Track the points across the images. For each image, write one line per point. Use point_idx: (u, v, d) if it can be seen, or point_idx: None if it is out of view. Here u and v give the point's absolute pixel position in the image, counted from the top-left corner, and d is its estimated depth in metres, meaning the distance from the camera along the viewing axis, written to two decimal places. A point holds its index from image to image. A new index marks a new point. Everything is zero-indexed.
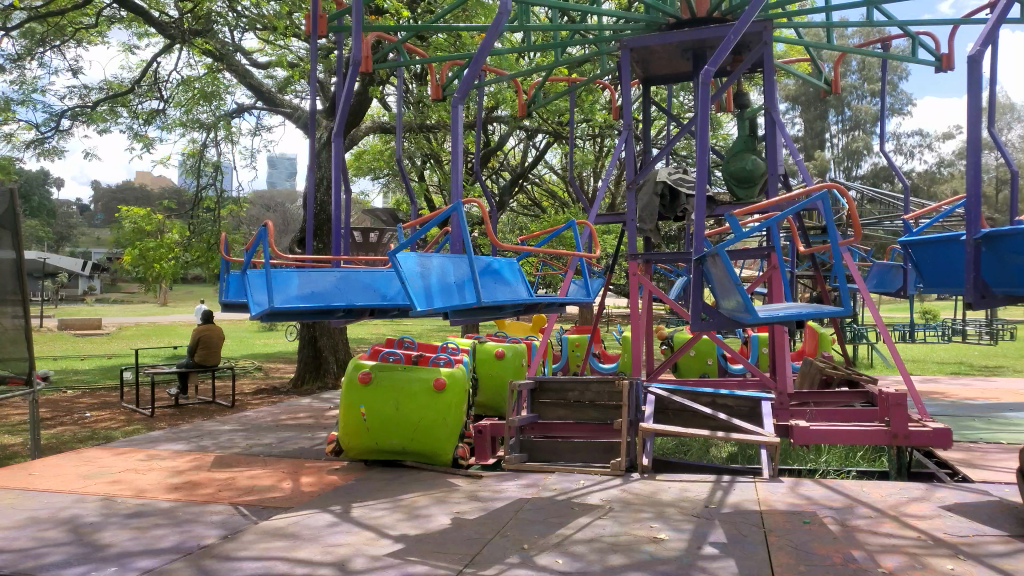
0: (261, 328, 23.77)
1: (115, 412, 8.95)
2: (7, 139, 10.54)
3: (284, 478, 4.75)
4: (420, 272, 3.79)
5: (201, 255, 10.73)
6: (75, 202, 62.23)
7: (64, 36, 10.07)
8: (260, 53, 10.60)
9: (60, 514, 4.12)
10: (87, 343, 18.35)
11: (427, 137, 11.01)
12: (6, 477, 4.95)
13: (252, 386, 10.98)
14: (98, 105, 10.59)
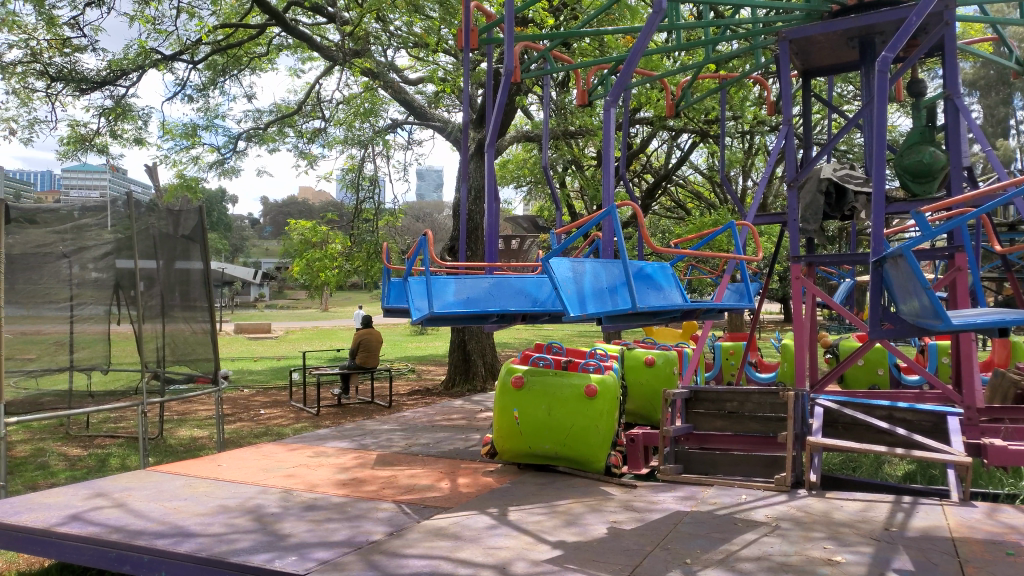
0: (413, 331, 24.81)
1: (286, 410, 9.64)
2: (194, 162, 11.64)
3: (442, 477, 4.91)
4: (572, 276, 3.78)
5: (361, 264, 11.39)
6: (247, 217, 67.87)
7: (240, 65, 10.98)
8: (411, 70, 11.06)
9: (247, 503, 4.48)
10: (260, 345, 19.91)
11: (572, 143, 11.04)
12: (199, 467, 5.44)
13: (407, 388, 11.45)
14: (269, 127, 11.47)
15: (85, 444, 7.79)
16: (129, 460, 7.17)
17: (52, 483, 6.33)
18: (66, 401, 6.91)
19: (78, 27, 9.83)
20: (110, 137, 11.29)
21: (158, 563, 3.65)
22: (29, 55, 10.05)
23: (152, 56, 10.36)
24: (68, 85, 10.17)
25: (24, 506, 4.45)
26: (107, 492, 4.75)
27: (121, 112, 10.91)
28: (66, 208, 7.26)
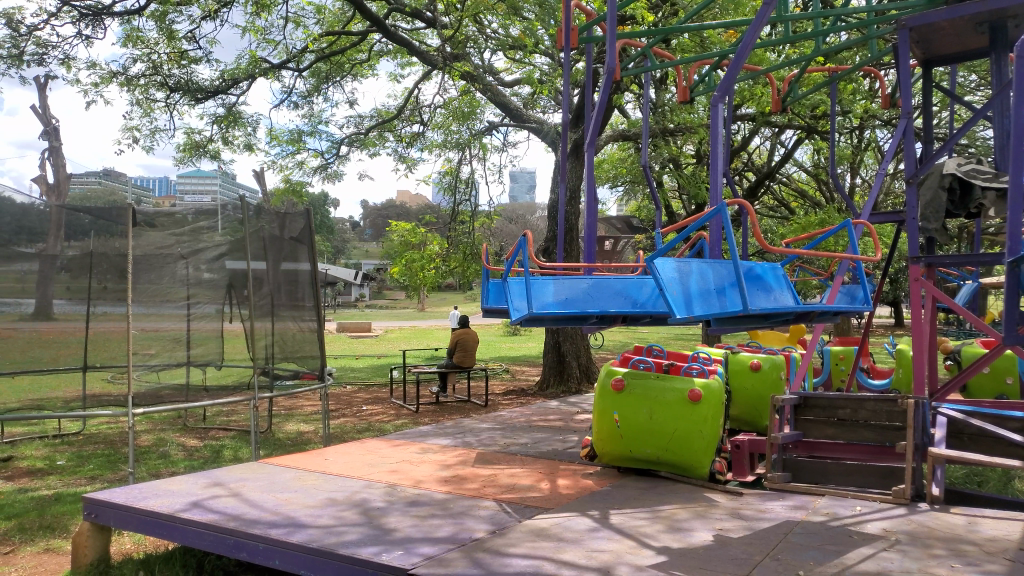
0: (506, 331, 25.01)
1: (386, 407, 9.90)
2: (300, 167, 12.12)
3: (542, 478, 4.90)
4: (678, 277, 3.70)
5: (458, 265, 11.57)
6: (347, 220, 70.22)
7: (343, 72, 11.34)
8: (507, 72, 11.14)
9: (353, 497, 4.61)
10: (361, 343, 20.56)
11: (670, 142, 10.85)
12: (308, 460, 5.65)
13: (503, 387, 11.55)
14: (370, 132, 11.81)
15: (201, 435, 8.24)
16: (241, 451, 7.54)
17: (174, 472, 6.73)
18: (185, 393, 7.36)
19: (195, 40, 10.41)
20: (222, 143, 11.89)
21: (272, 552, 3.80)
22: (150, 68, 10.70)
23: (261, 65, 10.83)
24: (185, 95, 10.79)
25: (151, 492, 4.74)
26: (224, 482, 5.00)
27: (233, 120, 11.48)
28: (181, 212, 7.58)
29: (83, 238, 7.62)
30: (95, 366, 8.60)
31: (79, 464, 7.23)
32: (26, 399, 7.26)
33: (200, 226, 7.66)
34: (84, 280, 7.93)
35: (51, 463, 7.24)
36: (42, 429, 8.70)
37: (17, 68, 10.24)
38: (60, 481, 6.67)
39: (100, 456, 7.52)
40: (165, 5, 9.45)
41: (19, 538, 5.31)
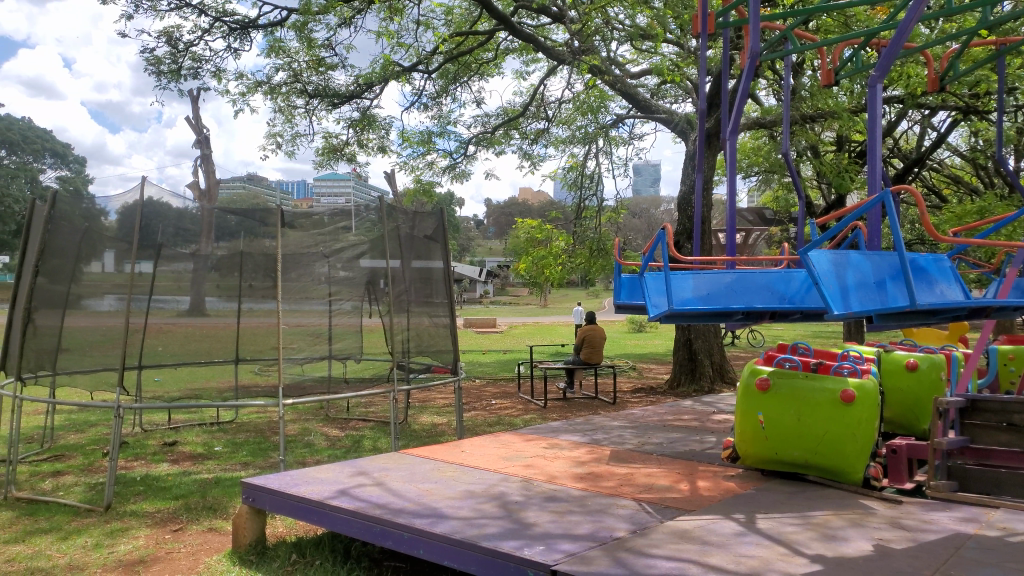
0: (631, 329, 24.75)
1: (515, 402, 9.98)
2: (429, 167, 12.49)
3: (681, 479, 4.77)
4: (834, 270, 3.50)
5: (584, 261, 11.56)
6: (471, 218, 71.74)
7: (470, 72, 11.56)
8: (634, 63, 10.98)
9: (491, 490, 4.67)
10: (486, 339, 20.93)
11: (809, 128, 10.32)
12: (445, 452, 5.78)
13: (630, 385, 11.41)
14: (496, 130, 11.96)
15: (342, 426, 8.63)
16: (380, 442, 7.83)
17: (319, 460, 7.08)
18: (325, 385, 7.73)
19: (332, 47, 10.90)
20: (357, 146, 12.40)
21: (417, 541, 3.91)
22: (292, 76, 11.29)
23: (392, 69, 11.19)
24: (323, 101, 11.34)
25: (302, 479, 4.99)
26: (368, 471, 5.19)
27: (367, 123, 11.95)
28: (318, 214, 7.97)
29: (232, 239, 7.89)
30: (246, 358, 9.19)
31: (234, 450, 7.75)
32: (187, 389, 7.84)
33: (338, 225, 8.04)
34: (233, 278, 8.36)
35: (210, 449, 7.80)
36: (201, 416, 9.41)
37: (176, 82, 11.08)
38: (219, 466, 7.17)
39: (252, 443, 8.03)
40: (306, 16, 9.96)
41: (186, 517, 5.74)
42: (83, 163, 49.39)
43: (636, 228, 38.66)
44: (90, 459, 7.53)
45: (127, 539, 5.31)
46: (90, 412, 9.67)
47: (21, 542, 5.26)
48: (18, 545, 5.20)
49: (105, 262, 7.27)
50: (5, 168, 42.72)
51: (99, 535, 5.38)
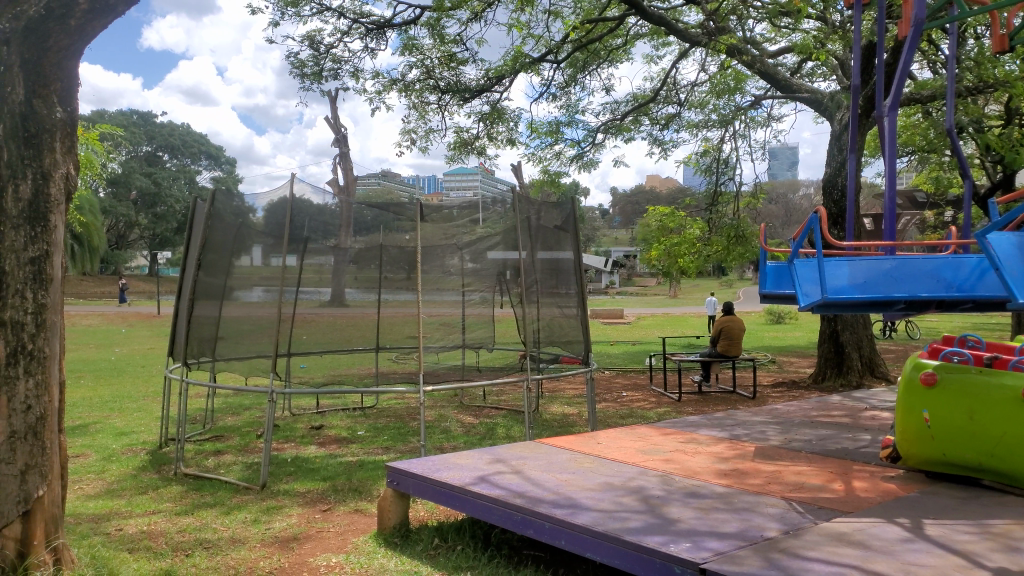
0: (768, 321, 23.76)
1: (648, 394, 9.80)
2: (557, 157, 12.49)
3: (834, 479, 4.49)
4: (1018, 253, 3.23)
5: (721, 249, 11.18)
6: (597, 209, 71.30)
7: (599, 59, 11.48)
8: (772, 41, 10.47)
9: (631, 483, 4.59)
10: (615, 330, 20.73)
11: (972, 101, 9.46)
12: (581, 442, 5.74)
13: (770, 379, 10.93)
14: (626, 117, 11.75)
15: (476, 413, 8.78)
16: (514, 430, 7.90)
17: (456, 447, 7.24)
18: (457, 372, 7.96)
19: (463, 42, 11.08)
20: (487, 139, 12.57)
21: (559, 531, 3.90)
22: (425, 73, 11.57)
23: (522, 60, 11.22)
24: (454, 95, 11.55)
25: (443, 465, 5.09)
26: (506, 459, 5.24)
27: (496, 116, 12.08)
28: (448, 208, 7.91)
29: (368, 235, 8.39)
30: (386, 346, 9.55)
31: (375, 435, 8.06)
32: (330, 376, 8.23)
33: (468, 219, 7.94)
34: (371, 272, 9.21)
35: (354, 433, 8.15)
36: (345, 402, 9.87)
37: (317, 83, 11.64)
38: (362, 449, 7.47)
39: (392, 428, 8.32)
40: (439, 12, 10.18)
41: (334, 498, 6.02)
42: (235, 165, 53.01)
43: (771, 214, 37.02)
44: (247, 440, 8.06)
45: (282, 516, 5.63)
46: (245, 396, 10.36)
47: (191, 515, 5.69)
48: (188, 517, 5.63)
49: (252, 257, 7.72)
50: (168, 170, 46.55)
51: (257, 511, 5.74)
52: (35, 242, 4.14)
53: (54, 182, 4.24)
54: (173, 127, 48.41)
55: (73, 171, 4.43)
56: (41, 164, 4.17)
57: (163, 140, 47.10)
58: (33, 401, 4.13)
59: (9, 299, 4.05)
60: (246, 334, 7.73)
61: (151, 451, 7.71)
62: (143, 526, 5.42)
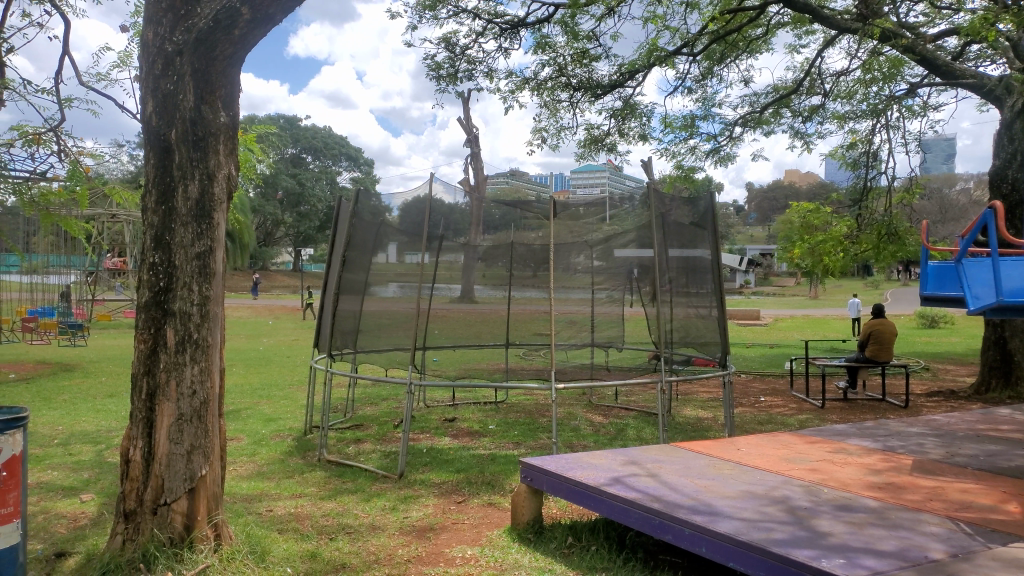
0: (920, 325, 22.11)
1: (787, 399, 9.36)
2: (691, 152, 12.19)
3: (1007, 499, 4.09)
4: None
5: (870, 248, 10.50)
6: (730, 206, 69.00)
7: (737, 51, 11.08)
8: (931, 24, 9.72)
9: (774, 492, 4.37)
10: (750, 332, 19.98)
11: None
12: (719, 448, 5.54)
13: (924, 388, 10.17)
14: (765, 110, 11.27)
15: (605, 413, 8.69)
16: (645, 431, 7.74)
17: (586, 446, 7.20)
18: (586, 371, 7.89)
19: (596, 38, 11.01)
20: (618, 135, 12.43)
21: (699, 538, 3.76)
22: (557, 71, 11.58)
23: (657, 53, 10.99)
24: (586, 92, 11.50)
25: (577, 463, 5.05)
26: (641, 461, 5.13)
27: (629, 112, 11.91)
28: (574, 206, 8.04)
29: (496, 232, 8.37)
30: (517, 343, 9.63)
31: (506, 429, 8.14)
32: (462, 370, 8.39)
33: (594, 217, 8.02)
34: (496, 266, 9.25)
35: (485, 426, 8.28)
36: (477, 396, 10.06)
37: (453, 84, 11.91)
38: (493, 443, 7.58)
39: (523, 423, 8.38)
40: (574, 10, 10.17)
41: (468, 490, 6.13)
42: (372, 166, 55.31)
43: (925, 210, 34.42)
44: (384, 430, 8.36)
45: (418, 506, 5.79)
46: (383, 387, 10.78)
47: (334, 500, 5.96)
48: (331, 502, 5.90)
49: (387, 254, 8.00)
50: (311, 171, 49.22)
51: (395, 500, 5.93)
52: (201, 238, 4.44)
53: (219, 182, 4.54)
54: (316, 130, 51.08)
55: (235, 171, 4.73)
56: (207, 165, 4.47)
57: (307, 143, 49.79)
58: (198, 386, 4.44)
59: (178, 291, 4.39)
60: (378, 327, 8.03)
61: (297, 436, 8.16)
62: (291, 508, 5.73)
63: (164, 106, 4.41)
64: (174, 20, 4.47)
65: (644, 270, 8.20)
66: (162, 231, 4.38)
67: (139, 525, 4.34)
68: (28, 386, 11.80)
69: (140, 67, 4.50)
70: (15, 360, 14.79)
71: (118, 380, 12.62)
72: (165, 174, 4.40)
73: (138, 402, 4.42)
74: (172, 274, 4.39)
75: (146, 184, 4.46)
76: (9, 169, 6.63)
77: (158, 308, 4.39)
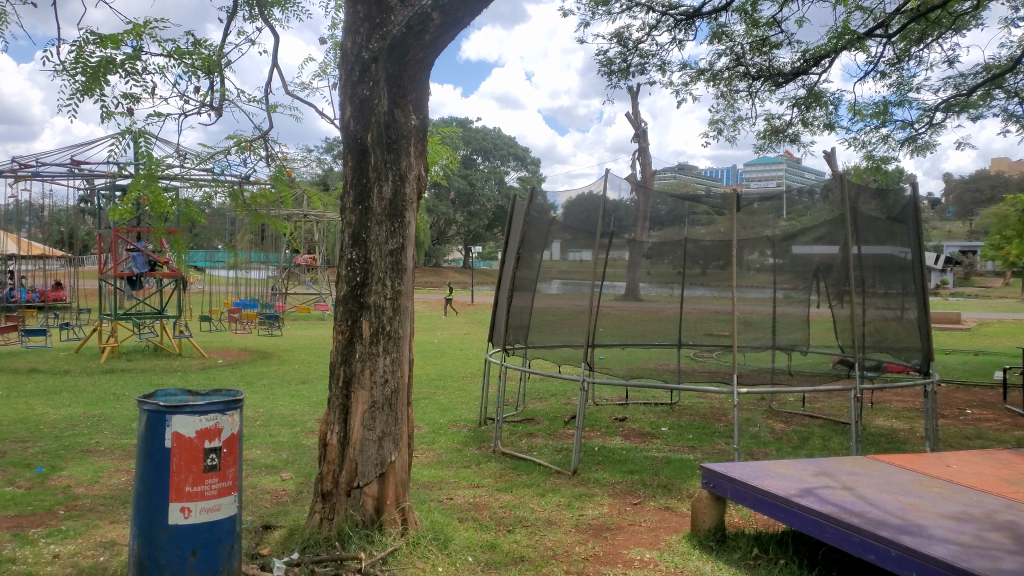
0: None
1: (998, 413, 8.43)
2: (884, 141, 11.30)
3: None
4: None
5: None
6: (922, 199, 63.34)
7: (940, 28, 10.11)
8: None
9: (996, 516, 3.92)
10: (948, 336, 18.23)
11: None
12: (925, 463, 5.06)
13: None
14: (974, 92, 10.17)
15: (787, 420, 8.24)
16: (833, 442, 7.26)
17: (767, 454, 6.86)
18: (766, 375, 7.49)
19: (778, 24, 10.45)
20: (801, 125, 11.74)
21: (908, 561, 3.44)
22: (735, 60, 11.12)
23: (846, 36, 10.25)
24: (766, 81, 10.96)
25: (763, 472, 4.79)
26: (834, 473, 4.78)
27: (813, 100, 11.21)
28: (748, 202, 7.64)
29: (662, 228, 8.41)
30: (689, 343, 9.35)
31: (680, 432, 7.94)
32: (632, 369, 8.24)
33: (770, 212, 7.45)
34: (667, 264, 9.06)
35: (657, 428, 8.11)
36: (650, 396, 9.90)
37: (624, 78, 11.78)
38: (667, 445, 7.41)
39: (698, 427, 8.13)
40: None
41: (644, 493, 6.03)
42: (538, 165, 56.13)
43: None
44: (555, 426, 8.42)
45: (594, 504, 5.76)
46: (554, 384, 10.87)
47: (510, 492, 6.07)
48: (508, 495, 6.01)
49: (552, 252, 8.10)
50: (481, 171, 50.71)
51: (570, 496, 5.94)
52: (394, 236, 4.67)
53: (410, 182, 4.74)
54: (485, 131, 52.57)
55: (424, 172, 4.93)
56: (399, 166, 4.68)
57: (477, 144, 51.26)
58: (390, 376, 4.66)
59: (373, 285, 4.63)
60: (543, 323, 8.10)
61: (472, 427, 8.41)
62: (470, 498, 5.89)
63: (361, 111, 4.66)
64: (370, 29, 4.72)
65: (829, 266, 7.80)
66: (359, 229, 4.64)
67: (335, 505, 4.62)
68: (235, 370, 13.07)
69: (339, 74, 4.79)
70: (223, 347, 16.41)
71: (310, 367, 13.67)
72: (362, 175, 4.66)
73: (335, 389, 4.69)
74: (367, 270, 4.64)
75: (344, 185, 4.73)
76: (224, 174, 7.33)
77: (354, 301, 4.65)
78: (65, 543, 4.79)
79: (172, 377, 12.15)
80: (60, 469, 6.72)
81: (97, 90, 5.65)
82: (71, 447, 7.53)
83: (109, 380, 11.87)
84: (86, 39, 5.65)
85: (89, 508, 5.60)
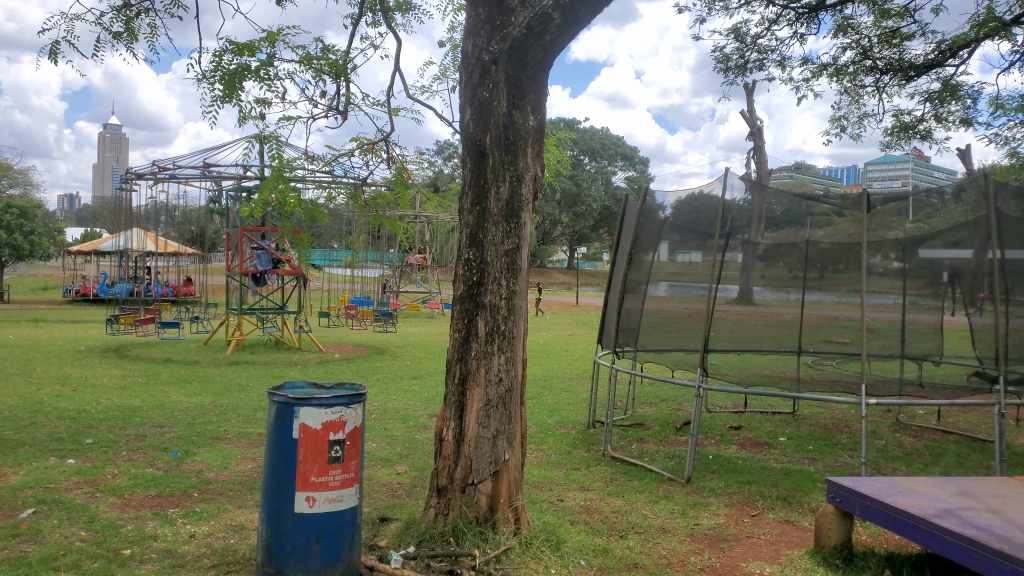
0: None
1: None
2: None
3: None
4: None
5: None
6: None
7: None
8: None
9: None
10: None
11: None
12: None
13: None
14: None
15: (917, 434, 7.75)
16: (971, 460, 6.77)
17: (896, 469, 6.48)
18: (895, 386, 7.07)
19: (909, 14, 9.85)
20: (935, 121, 11.03)
21: None
22: (861, 54, 10.58)
23: (989, 24, 9.53)
24: (895, 75, 10.36)
25: (896, 489, 4.50)
26: (978, 494, 4.43)
27: (949, 94, 10.50)
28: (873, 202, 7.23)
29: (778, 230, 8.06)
30: (810, 350, 8.93)
31: (799, 443, 7.61)
32: (748, 376, 7.96)
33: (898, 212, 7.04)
34: (786, 267, 8.71)
35: (774, 438, 7.81)
36: (766, 404, 9.54)
37: (740, 75, 11.45)
38: (786, 456, 7.11)
39: (818, 438, 7.78)
40: None
41: (762, 504, 5.81)
42: (647, 165, 55.32)
43: None
44: (665, 431, 8.25)
45: (709, 513, 5.60)
46: (664, 388, 10.67)
47: (621, 497, 5.98)
48: (619, 499, 5.93)
49: (659, 253, 7.90)
50: (588, 172, 50.51)
51: (684, 504, 5.80)
52: (510, 236, 4.69)
53: (526, 183, 4.75)
54: (593, 132, 52.29)
55: (541, 173, 4.93)
56: (517, 168, 4.70)
57: (584, 144, 51.07)
58: (504, 374, 4.68)
59: (489, 285, 4.67)
60: (653, 326, 7.96)
61: (581, 429, 8.37)
62: (581, 501, 5.85)
63: (481, 113, 4.71)
64: (491, 31, 4.76)
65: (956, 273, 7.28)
66: (476, 229, 4.70)
67: (450, 501, 4.69)
68: (349, 365, 13.56)
69: (459, 77, 4.86)
70: (339, 342, 17.08)
71: (421, 364, 14.00)
72: (481, 176, 4.72)
73: (451, 386, 4.78)
74: (484, 270, 4.69)
75: (463, 186, 4.81)
76: (345, 176, 7.60)
77: (471, 300, 4.72)
78: (200, 524, 5.09)
79: (293, 370, 12.76)
80: (193, 453, 7.16)
81: (233, 96, 5.96)
82: (203, 433, 8.01)
83: (235, 371, 12.60)
84: (224, 48, 5.97)
85: (219, 492, 5.94)
